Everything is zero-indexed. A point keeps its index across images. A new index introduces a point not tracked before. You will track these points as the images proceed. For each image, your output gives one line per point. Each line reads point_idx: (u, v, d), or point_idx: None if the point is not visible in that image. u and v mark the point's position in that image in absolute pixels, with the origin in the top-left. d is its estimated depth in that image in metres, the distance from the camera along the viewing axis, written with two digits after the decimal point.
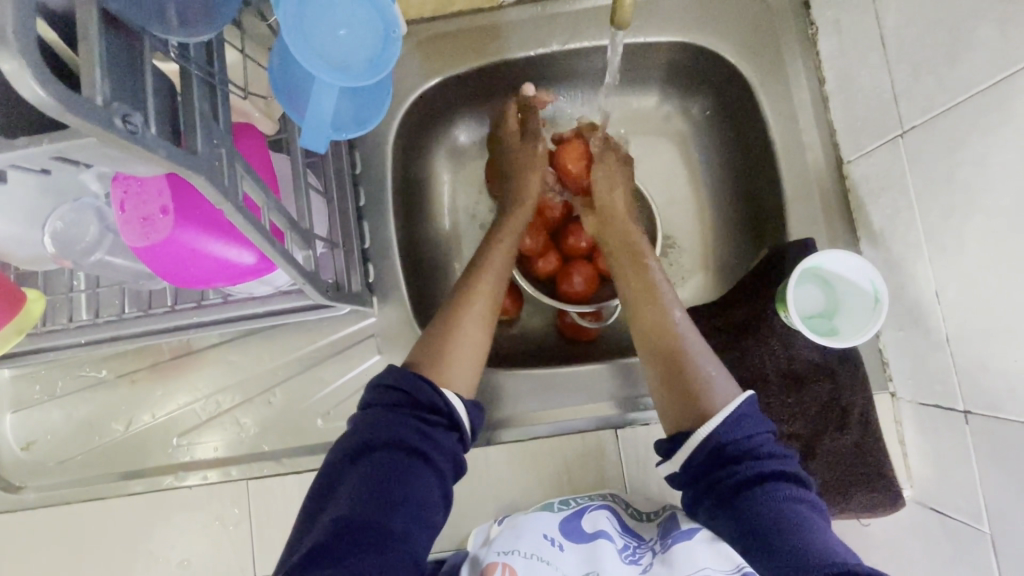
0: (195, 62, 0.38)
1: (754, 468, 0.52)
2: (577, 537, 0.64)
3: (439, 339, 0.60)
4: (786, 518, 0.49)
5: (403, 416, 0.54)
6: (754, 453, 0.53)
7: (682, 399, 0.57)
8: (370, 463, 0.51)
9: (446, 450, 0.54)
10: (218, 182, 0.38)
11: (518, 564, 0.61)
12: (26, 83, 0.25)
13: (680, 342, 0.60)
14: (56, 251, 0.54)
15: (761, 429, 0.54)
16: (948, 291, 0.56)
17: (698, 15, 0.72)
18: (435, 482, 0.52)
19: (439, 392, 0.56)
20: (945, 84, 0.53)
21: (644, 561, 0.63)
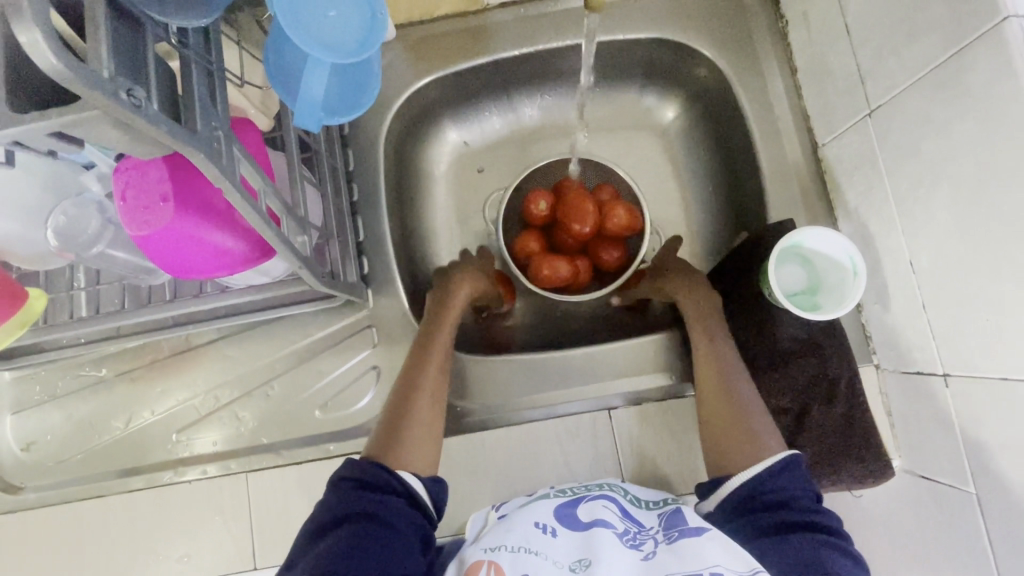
0: (194, 49, 0.41)
1: (792, 514, 0.54)
2: (573, 524, 0.59)
3: (391, 434, 0.61)
4: (821, 565, 0.50)
5: (355, 494, 0.54)
6: (787, 504, 0.55)
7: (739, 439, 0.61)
8: (332, 537, 0.51)
9: (410, 521, 0.53)
10: (217, 161, 0.40)
11: (505, 561, 0.53)
12: (40, 51, 0.28)
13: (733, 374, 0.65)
14: (58, 245, 0.56)
15: (799, 484, 0.57)
16: (921, 259, 0.58)
17: (673, 12, 0.76)
18: (404, 549, 0.51)
19: (392, 473, 0.56)
20: (905, 62, 0.56)
21: (646, 547, 0.56)
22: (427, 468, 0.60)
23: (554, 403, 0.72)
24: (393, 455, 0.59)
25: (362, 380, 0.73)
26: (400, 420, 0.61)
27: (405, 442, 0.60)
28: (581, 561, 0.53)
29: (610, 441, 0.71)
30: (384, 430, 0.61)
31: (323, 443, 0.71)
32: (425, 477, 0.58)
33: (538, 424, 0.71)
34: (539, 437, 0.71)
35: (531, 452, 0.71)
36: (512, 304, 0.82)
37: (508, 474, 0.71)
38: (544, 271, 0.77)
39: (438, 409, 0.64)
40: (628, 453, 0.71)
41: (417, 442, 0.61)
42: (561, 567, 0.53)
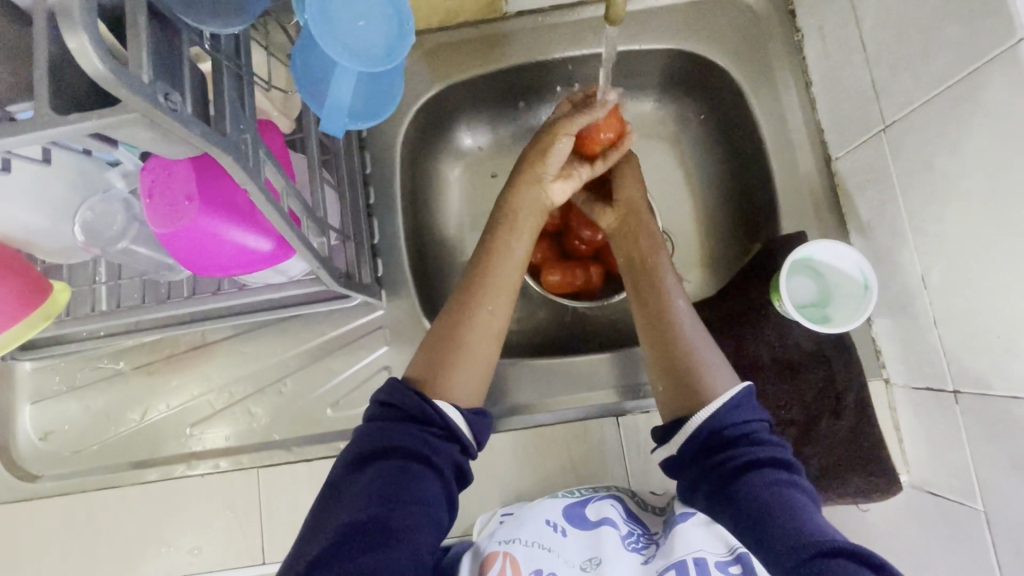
0: (225, 55, 0.42)
1: (747, 451, 0.53)
2: (580, 523, 0.60)
3: (439, 347, 0.60)
4: (780, 504, 0.50)
5: (400, 424, 0.54)
6: (746, 440, 0.54)
7: (683, 385, 0.58)
8: (373, 472, 0.52)
9: (448, 458, 0.54)
10: (244, 162, 0.41)
11: (519, 553, 0.56)
12: (86, 56, 0.29)
13: (677, 307, 0.64)
14: (84, 240, 0.57)
15: (754, 415, 0.56)
16: (934, 274, 0.58)
17: (690, 23, 0.77)
18: (439, 489, 0.52)
19: (435, 406, 0.55)
20: (921, 79, 0.57)
21: (648, 552, 0.58)
22: (471, 400, 0.59)
23: (561, 408, 0.72)
24: (439, 380, 0.58)
25: (373, 379, 0.74)
26: (447, 342, 0.60)
27: (459, 348, 0.60)
28: (591, 560, 0.56)
29: (617, 447, 0.72)
30: (429, 353, 0.60)
31: (334, 441, 0.72)
32: (467, 409, 0.58)
33: (546, 429, 0.72)
34: (547, 441, 0.72)
35: (539, 456, 0.72)
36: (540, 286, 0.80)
37: (515, 477, 0.71)
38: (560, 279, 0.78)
39: (491, 343, 0.62)
40: (635, 460, 0.71)
41: (467, 364, 0.60)
42: (572, 566, 0.56)
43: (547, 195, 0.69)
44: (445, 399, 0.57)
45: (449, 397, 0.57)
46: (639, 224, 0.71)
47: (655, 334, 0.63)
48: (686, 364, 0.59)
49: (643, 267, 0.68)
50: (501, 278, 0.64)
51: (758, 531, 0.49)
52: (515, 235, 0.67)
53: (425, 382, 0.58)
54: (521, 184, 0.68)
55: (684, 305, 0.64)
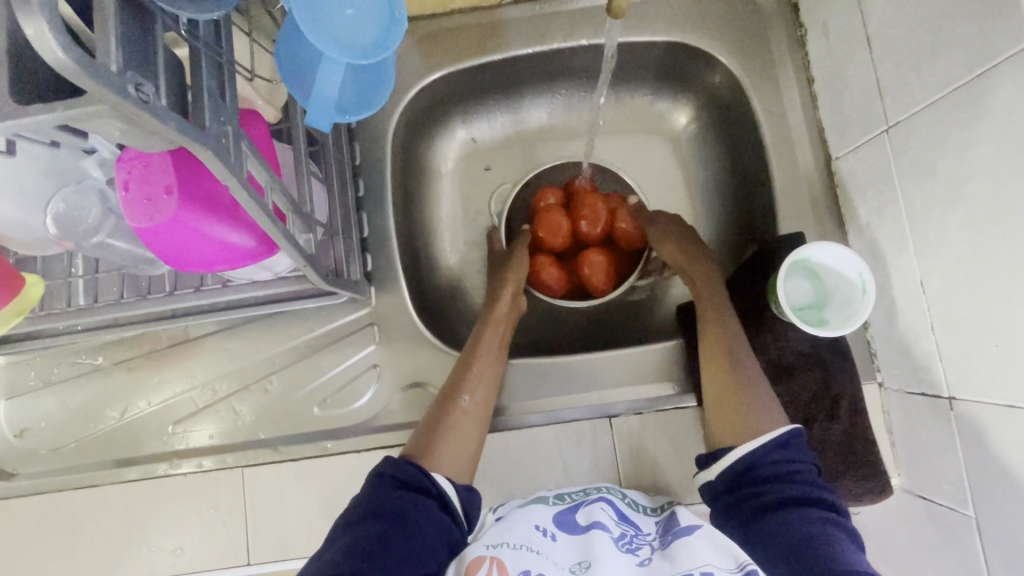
0: (203, 41, 0.39)
1: (795, 485, 0.53)
2: (572, 528, 0.58)
3: (433, 425, 0.61)
4: (819, 537, 0.49)
5: (397, 493, 0.53)
6: (789, 477, 0.54)
7: (738, 424, 0.59)
8: (363, 532, 0.50)
9: (443, 527, 0.52)
10: (224, 158, 0.39)
11: (506, 557, 0.52)
12: (46, 42, 0.27)
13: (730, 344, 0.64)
14: (57, 233, 0.55)
15: (802, 456, 0.56)
16: (933, 280, 0.58)
17: (691, 16, 0.75)
18: (432, 555, 0.50)
19: (431, 476, 0.55)
20: (927, 80, 0.55)
21: (643, 554, 0.55)
22: (463, 473, 0.59)
23: (552, 408, 0.72)
24: (434, 454, 0.58)
25: (361, 378, 0.72)
26: (440, 422, 0.61)
27: (451, 426, 0.61)
28: (581, 563, 0.53)
29: (610, 449, 0.71)
30: (423, 429, 0.61)
31: (320, 440, 0.71)
32: (460, 484, 0.57)
33: (537, 430, 0.71)
34: (538, 442, 0.71)
35: (530, 457, 0.71)
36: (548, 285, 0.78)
37: (506, 478, 0.70)
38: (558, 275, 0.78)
39: (479, 421, 0.63)
40: (627, 462, 0.70)
41: (457, 436, 0.61)
42: (562, 568, 0.52)
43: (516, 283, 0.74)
44: (439, 470, 0.57)
45: (443, 469, 0.58)
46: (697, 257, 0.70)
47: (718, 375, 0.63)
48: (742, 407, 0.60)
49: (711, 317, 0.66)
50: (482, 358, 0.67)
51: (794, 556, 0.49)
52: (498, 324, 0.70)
53: (422, 454, 0.58)
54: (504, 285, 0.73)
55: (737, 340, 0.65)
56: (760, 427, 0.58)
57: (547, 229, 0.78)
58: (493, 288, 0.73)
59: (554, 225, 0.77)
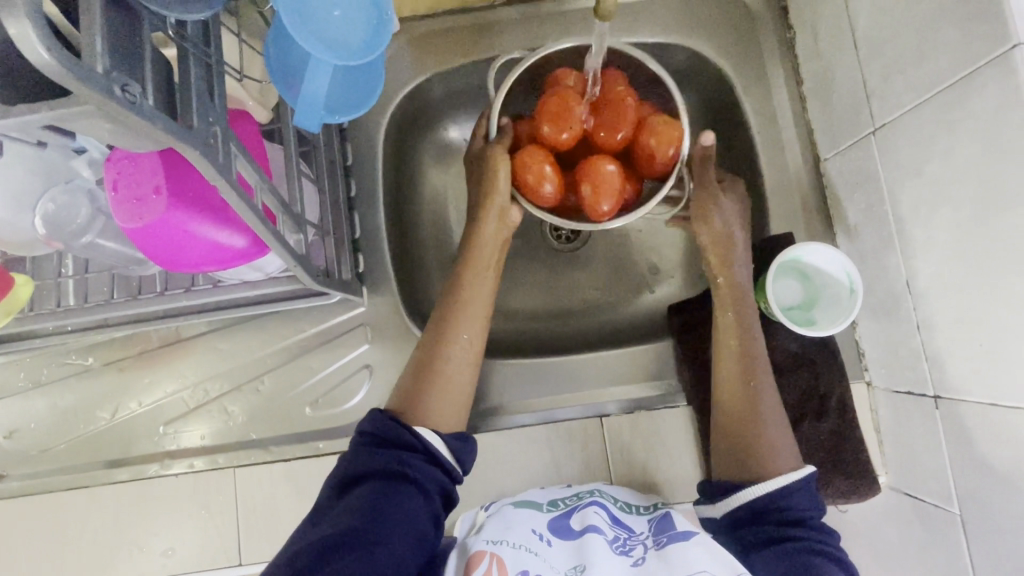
0: (192, 42, 0.39)
1: (792, 529, 0.55)
2: (566, 534, 0.59)
3: (419, 377, 0.60)
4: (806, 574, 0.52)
5: (383, 452, 0.53)
6: (795, 522, 0.55)
7: (750, 457, 0.59)
8: (355, 495, 0.51)
9: (432, 481, 0.53)
10: (213, 158, 0.39)
11: (506, 555, 0.54)
12: (30, 44, 0.27)
13: (755, 360, 0.63)
14: (45, 233, 0.54)
15: (811, 503, 0.57)
16: (919, 279, 0.58)
17: (682, 17, 0.75)
18: (423, 510, 0.52)
19: (415, 432, 0.54)
20: (913, 82, 0.56)
21: (636, 554, 0.57)
22: (452, 423, 0.59)
23: (543, 407, 0.72)
24: (419, 408, 0.58)
25: (353, 378, 0.72)
26: (427, 374, 0.60)
27: (438, 376, 0.60)
28: (578, 568, 0.54)
29: (601, 448, 0.71)
30: (410, 381, 0.60)
31: (313, 440, 0.71)
32: (449, 434, 0.57)
33: (529, 429, 0.71)
34: (530, 441, 0.71)
35: (522, 456, 0.71)
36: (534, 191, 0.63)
37: (498, 477, 0.71)
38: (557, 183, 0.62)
39: (469, 369, 0.62)
40: (619, 461, 0.71)
41: (444, 387, 0.60)
42: (557, 572, 0.54)
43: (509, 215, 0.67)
44: (424, 424, 0.57)
45: (429, 420, 0.57)
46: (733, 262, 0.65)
47: (736, 395, 0.62)
48: (758, 440, 0.59)
49: (742, 329, 0.64)
50: (473, 305, 0.64)
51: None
52: (481, 266, 0.65)
53: (407, 409, 0.57)
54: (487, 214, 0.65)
55: (763, 354, 0.64)
56: (775, 456, 0.58)
57: (552, 121, 0.62)
58: (476, 209, 0.67)
59: (562, 115, 0.62)
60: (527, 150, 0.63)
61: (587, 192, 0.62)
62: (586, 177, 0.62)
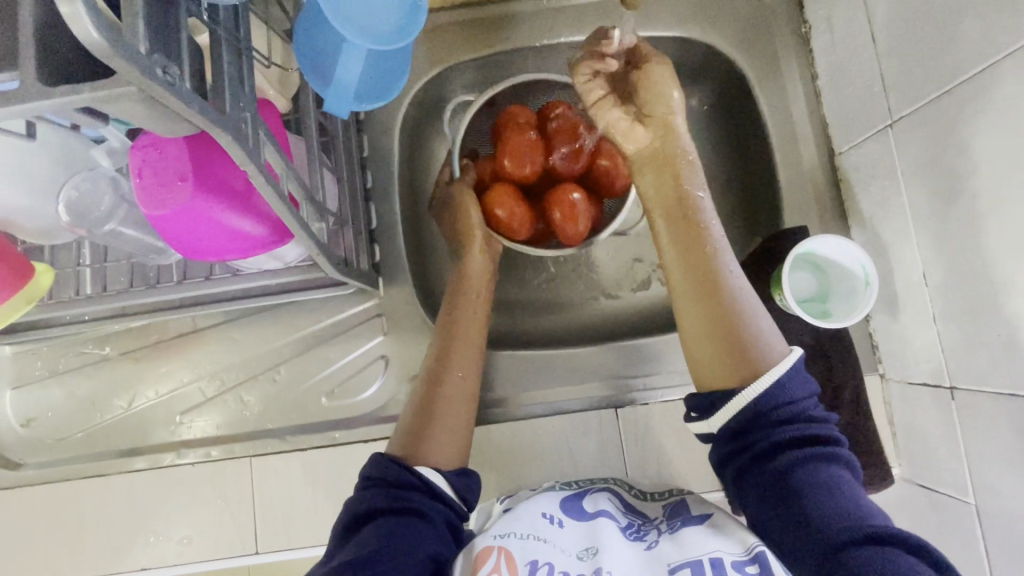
0: (224, 27, 0.40)
1: (790, 428, 0.49)
2: (578, 516, 0.57)
3: (419, 418, 0.60)
4: (811, 483, 0.47)
5: (388, 490, 0.53)
6: (792, 421, 0.49)
7: (734, 356, 0.51)
8: (363, 532, 0.50)
9: (440, 513, 0.53)
10: (243, 142, 0.39)
11: (513, 547, 0.51)
12: (79, 22, 0.27)
13: (710, 232, 0.56)
14: (69, 221, 0.54)
15: (801, 391, 0.50)
16: (935, 270, 0.59)
17: (697, 11, 0.75)
18: (434, 543, 0.50)
19: (417, 472, 0.54)
20: (931, 74, 0.56)
21: (650, 538, 0.55)
22: (452, 461, 0.59)
23: (558, 398, 0.73)
24: (421, 446, 0.57)
25: (369, 368, 0.72)
26: (425, 415, 0.60)
27: (437, 415, 0.60)
28: (589, 549, 0.52)
29: (616, 439, 0.71)
30: (409, 423, 0.60)
31: (329, 430, 0.71)
32: (451, 472, 0.57)
33: (544, 420, 0.72)
34: (545, 432, 0.72)
35: (537, 447, 0.71)
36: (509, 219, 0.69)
37: (513, 468, 0.71)
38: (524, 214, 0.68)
39: (467, 403, 0.62)
40: (633, 453, 0.71)
41: (444, 425, 0.59)
42: (569, 556, 0.51)
43: (492, 246, 0.70)
44: (426, 463, 0.56)
45: (430, 461, 0.57)
46: (676, 149, 0.58)
47: (702, 293, 0.54)
48: (744, 331, 0.52)
49: (686, 213, 0.56)
50: (464, 342, 0.64)
51: (786, 514, 0.47)
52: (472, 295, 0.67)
53: (409, 450, 0.57)
54: (470, 246, 0.68)
55: (720, 229, 0.56)
56: (761, 349, 0.51)
57: (512, 158, 0.68)
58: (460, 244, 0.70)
59: (521, 153, 0.68)
60: (495, 187, 0.69)
61: (558, 217, 0.67)
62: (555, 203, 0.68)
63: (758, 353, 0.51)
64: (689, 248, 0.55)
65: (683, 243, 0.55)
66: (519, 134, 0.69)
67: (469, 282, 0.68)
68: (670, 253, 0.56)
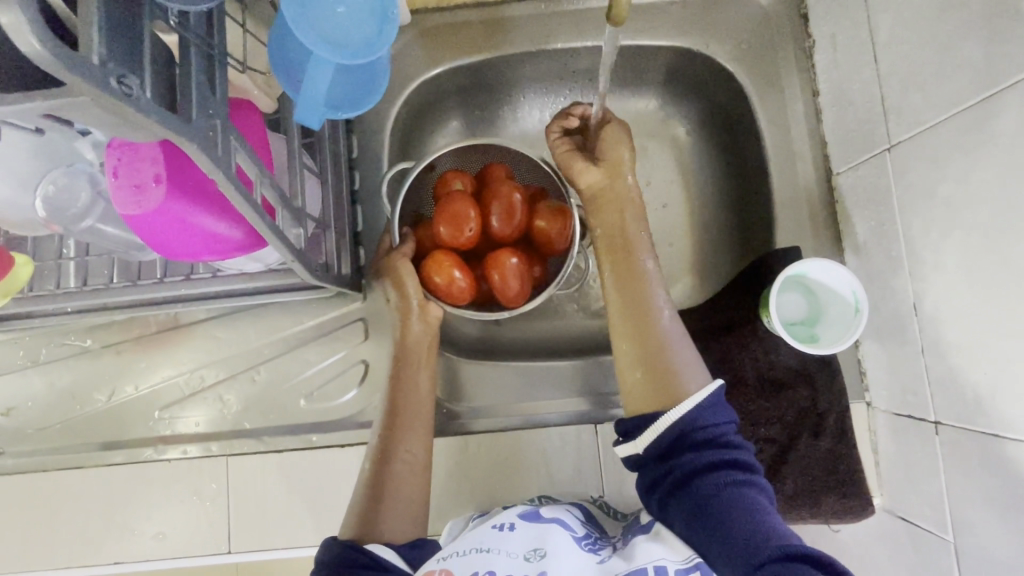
0: (194, 32, 0.39)
1: (711, 453, 0.48)
2: (532, 519, 0.54)
3: (371, 495, 0.58)
4: (734, 504, 0.46)
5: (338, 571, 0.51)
6: (711, 443, 0.49)
7: (660, 384, 0.51)
8: None
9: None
10: (211, 151, 0.39)
11: (456, 566, 0.49)
12: (23, 34, 0.26)
13: (644, 267, 0.57)
14: (44, 216, 0.53)
15: (720, 415, 0.50)
16: (926, 302, 0.57)
17: (698, 21, 0.73)
18: None
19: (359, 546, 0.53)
20: (932, 101, 0.55)
21: (604, 553, 0.52)
22: (405, 534, 0.57)
23: (537, 412, 0.72)
24: (377, 520, 0.56)
25: (348, 373, 0.72)
26: (377, 489, 0.58)
27: (390, 494, 0.58)
28: (536, 552, 0.50)
29: (595, 456, 0.70)
30: (364, 494, 0.58)
31: (306, 433, 0.71)
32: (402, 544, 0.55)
33: (522, 433, 0.71)
34: (523, 445, 0.71)
35: (515, 460, 0.71)
36: (449, 286, 0.64)
37: (489, 479, 0.70)
38: (459, 279, 0.64)
39: (417, 478, 0.60)
40: (612, 469, 0.70)
41: (397, 502, 0.58)
42: (515, 558, 0.49)
43: (430, 314, 0.65)
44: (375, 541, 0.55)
45: (382, 538, 0.56)
46: (623, 187, 0.60)
47: (632, 325, 0.54)
48: (660, 363, 0.52)
49: (626, 246, 0.58)
50: (410, 419, 0.62)
51: (709, 534, 0.46)
52: (412, 376, 0.64)
53: (360, 530, 0.56)
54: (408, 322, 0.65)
55: (653, 265, 0.58)
56: (684, 380, 0.51)
57: (449, 224, 0.63)
58: (400, 309, 0.65)
59: (458, 219, 0.63)
60: (432, 254, 0.64)
61: (497, 280, 0.64)
62: (492, 268, 0.65)
63: (676, 387, 0.50)
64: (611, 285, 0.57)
65: (621, 282, 0.56)
66: (458, 198, 0.64)
67: (409, 363, 0.64)
68: (607, 286, 0.57)
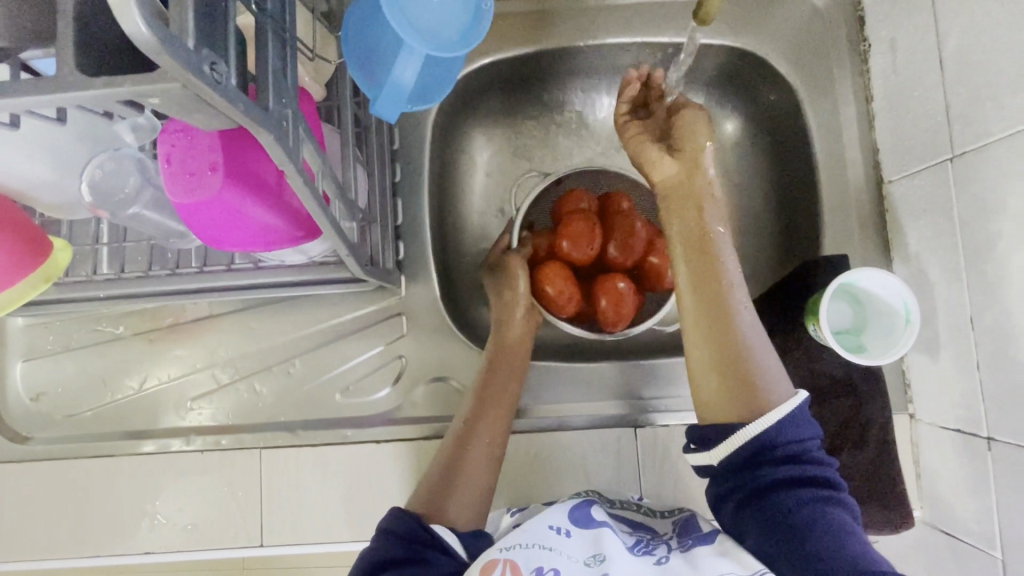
0: (271, 16, 0.37)
1: (789, 467, 0.47)
2: (585, 523, 0.54)
3: (443, 476, 0.58)
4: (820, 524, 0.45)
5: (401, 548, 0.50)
6: (796, 457, 0.47)
7: (741, 391, 0.49)
8: None
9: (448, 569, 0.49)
10: (283, 141, 0.37)
11: (520, 559, 0.48)
12: (129, 14, 0.25)
13: (726, 267, 0.52)
14: (92, 201, 0.52)
15: (804, 429, 0.48)
16: (984, 317, 0.56)
17: (751, 21, 0.72)
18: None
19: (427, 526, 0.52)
20: (1002, 111, 0.53)
21: (659, 554, 0.52)
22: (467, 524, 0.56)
23: (575, 412, 0.72)
24: (442, 501, 0.56)
25: (384, 368, 0.71)
26: (450, 470, 0.58)
27: (462, 479, 0.58)
28: (596, 558, 0.49)
29: (634, 459, 0.70)
30: (432, 474, 0.58)
31: (340, 428, 0.70)
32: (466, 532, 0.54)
33: (560, 434, 0.70)
34: (561, 446, 0.70)
35: (552, 461, 0.70)
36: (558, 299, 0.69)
37: (526, 479, 0.70)
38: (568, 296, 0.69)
39: (489, 467, 0.60)
40: (650, 473, 0.69)
41: (465, 486, 0.57)
42: (575, 563, 0.49)
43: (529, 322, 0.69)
44: (439, 521, 0.54)
45: (448, 521, 0.55)
46: (702, 184, 0.55)
47: (711, 326, 0.51)
48: (744, 366, 0.50)
49: (705, 245, 0.53)
50: (490, 404, 0.62)
51: (783, 546, 0.46)
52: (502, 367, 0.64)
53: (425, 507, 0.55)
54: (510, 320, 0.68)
55: (735, 263, 0.54)
56: (771, 391, 0.49)
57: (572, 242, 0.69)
58: (505, 305, 0.68)
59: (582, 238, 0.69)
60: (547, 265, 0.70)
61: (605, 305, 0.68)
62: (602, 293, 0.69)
63: (761, 394, 0.49)
64: (690, 286, 0.52)
65: (698, 281, 0.52)
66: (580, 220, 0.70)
67: (499, 355, 0.66)
68: (683, 280, 0.53)
